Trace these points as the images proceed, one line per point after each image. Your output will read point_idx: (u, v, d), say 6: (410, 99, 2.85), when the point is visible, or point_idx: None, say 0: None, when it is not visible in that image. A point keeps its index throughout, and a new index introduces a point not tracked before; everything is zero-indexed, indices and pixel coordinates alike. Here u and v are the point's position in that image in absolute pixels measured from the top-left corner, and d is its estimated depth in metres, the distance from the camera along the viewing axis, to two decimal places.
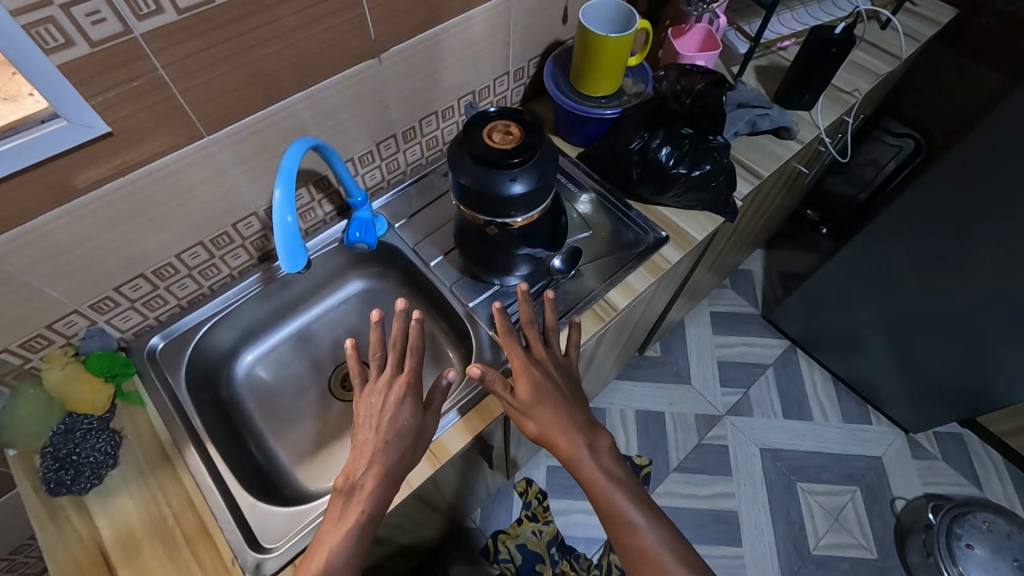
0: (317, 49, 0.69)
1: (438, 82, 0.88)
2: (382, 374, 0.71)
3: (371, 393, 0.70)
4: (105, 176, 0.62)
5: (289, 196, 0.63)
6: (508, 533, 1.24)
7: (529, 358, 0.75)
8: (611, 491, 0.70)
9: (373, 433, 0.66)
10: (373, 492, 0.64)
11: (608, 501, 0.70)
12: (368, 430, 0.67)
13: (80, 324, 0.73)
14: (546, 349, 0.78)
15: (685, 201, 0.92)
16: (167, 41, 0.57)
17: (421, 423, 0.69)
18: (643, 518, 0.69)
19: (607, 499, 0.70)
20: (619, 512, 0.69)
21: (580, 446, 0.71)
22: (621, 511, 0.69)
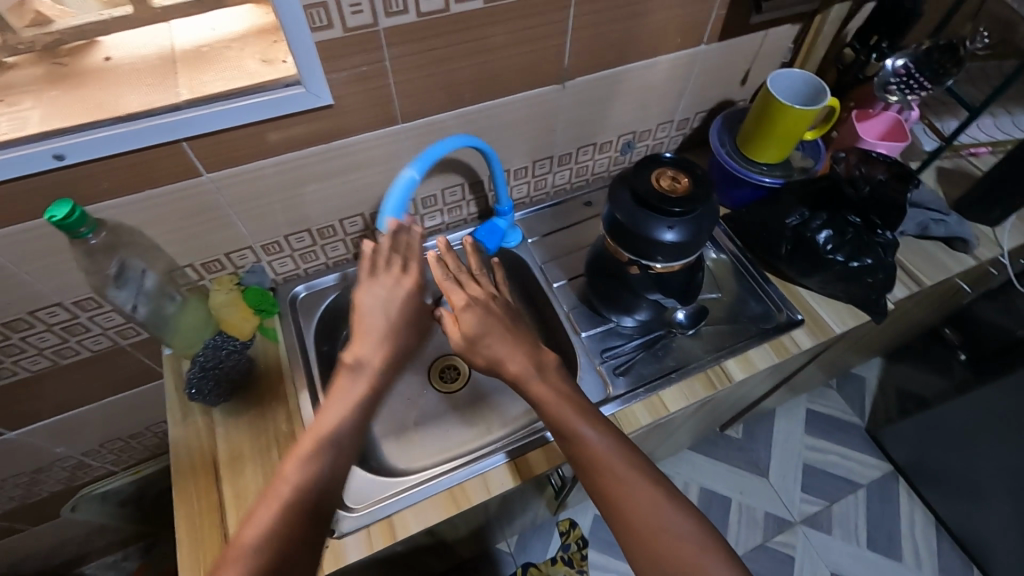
0: (514, 68, 0.75)
1: (606, 117, 0.91)
2: (392, 266, 0.70)
3: (373, 283, 0.68)
4: (313, 141, 0.71)
5: (418, 172, 0.71)
6: None
7: (470, 296, 0.69)
8: (586, 433, 0.65)
9: (382, 320, 0.68)
10: (377, 373, 0.67)
11: (580, 439, 0.65)
12: (375, 318, 0.68)
13: (249, 259, 0.83)
14: (479, 285, 0.71)
15: (831, 289, 0.87)
16: (401, 38, 0.64)
17: (419, 309, 0.71)
18: (620, 457, 0.64)
19: (581, 436, 0.65)
20: (594, 451, 0.64)
21: (538, 382, 0.68)
22: (601, 451, 0.64)
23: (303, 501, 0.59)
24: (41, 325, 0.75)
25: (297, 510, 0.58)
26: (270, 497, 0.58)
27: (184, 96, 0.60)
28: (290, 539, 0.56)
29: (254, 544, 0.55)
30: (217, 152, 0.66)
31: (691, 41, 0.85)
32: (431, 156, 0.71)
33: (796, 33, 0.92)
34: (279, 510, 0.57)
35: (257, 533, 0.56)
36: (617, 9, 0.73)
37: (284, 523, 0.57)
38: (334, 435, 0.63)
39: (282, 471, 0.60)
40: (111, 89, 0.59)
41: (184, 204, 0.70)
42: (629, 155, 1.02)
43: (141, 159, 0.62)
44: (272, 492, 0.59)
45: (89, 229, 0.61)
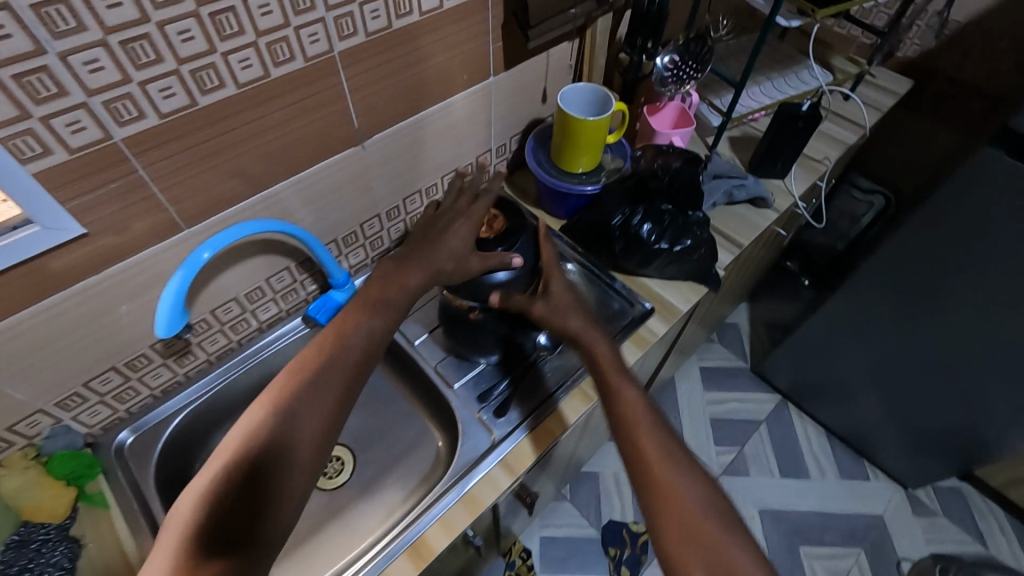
0: (300, 142, 0.70)
1: (421, 163, 0.90)
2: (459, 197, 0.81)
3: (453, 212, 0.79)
4: (78, 275, 0.61)
5: (192, 266, 0.61)
6: None
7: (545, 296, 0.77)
8: (620, 385, 0.68)
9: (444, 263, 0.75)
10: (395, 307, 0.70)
11: (612, 389, 0.68)
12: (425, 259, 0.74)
13: (45, 423, 0.69)
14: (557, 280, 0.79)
15: (670, 272, 0.93)
16: (149, 143, 0.57)
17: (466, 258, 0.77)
18: (643, 410, 0.65)
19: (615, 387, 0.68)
20: (623, 395, 0.67)
21: (595, 342, 0.73)
22: (628, 400, 0.67)
23: (266, 433, 0.57)
24: None
25: (260, 443, 0.56)
26: (236, 429, 0.58)
27: None
28: (253, 470, 0.55)
29: (217, 471, 0.54)
30: None
31: (479, 75, 0.86)
32: (220, 241, 0.63)
33: (575, 47, 0.98)
34: (243, 447, 0.56)
35: (222, 465, 0.54)
36: (390, 62, 0.72)
37: (243, 450, 0.55)
38: (309, 380, 0.61)
39: (248, 412, 0.59)
40: None
41: None
42: None
43: None
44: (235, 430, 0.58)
45: None
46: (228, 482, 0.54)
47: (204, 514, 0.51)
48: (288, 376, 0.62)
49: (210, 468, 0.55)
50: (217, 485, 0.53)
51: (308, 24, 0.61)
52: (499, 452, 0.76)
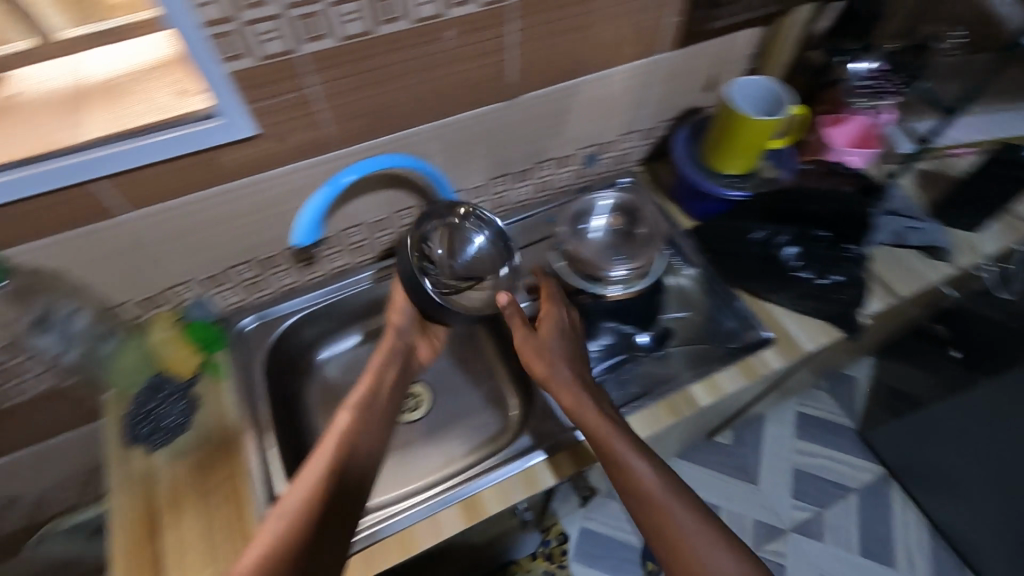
0: (456, 86, 0.71)
1: (562, 131, 0.87)
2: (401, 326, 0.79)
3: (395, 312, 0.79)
4: (242, 172, 0.66)
5: (337, 185, 0.65)
6: None
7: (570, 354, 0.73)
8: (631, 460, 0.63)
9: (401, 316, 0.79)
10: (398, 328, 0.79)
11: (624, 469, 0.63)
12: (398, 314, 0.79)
13: (191, 293, 0.79)
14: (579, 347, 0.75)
15: (801, 305, 0.83)
16: (326, 63, 0.60)
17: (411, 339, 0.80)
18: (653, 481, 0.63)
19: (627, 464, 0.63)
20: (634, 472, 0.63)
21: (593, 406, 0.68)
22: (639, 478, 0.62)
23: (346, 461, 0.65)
24: None
25: (344, 465, 0.64)
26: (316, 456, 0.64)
27: (93, 134, 0.56)
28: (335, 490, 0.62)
29: (306, 488, 0.61)
30: (138, 189, 0.62)
31: (647, 50, 0.81)
32: (365, 167, 0.67)
33: (759, 36, 0.88)
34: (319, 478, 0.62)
35: (302, 491, 0.60)
36: (561, 20, 0.70)
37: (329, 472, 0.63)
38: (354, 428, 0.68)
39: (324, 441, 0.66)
40: (17, 128, 0.56)
41: (114, 243, 0.66)
42: (594, 167, 0.99)
43: (54, 203, 0.59)
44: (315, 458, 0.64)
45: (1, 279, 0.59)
46: (306, 511, 0.59)
47: (299, 526, 0.58)
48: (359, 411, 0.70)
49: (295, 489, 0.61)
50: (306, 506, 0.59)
51: None
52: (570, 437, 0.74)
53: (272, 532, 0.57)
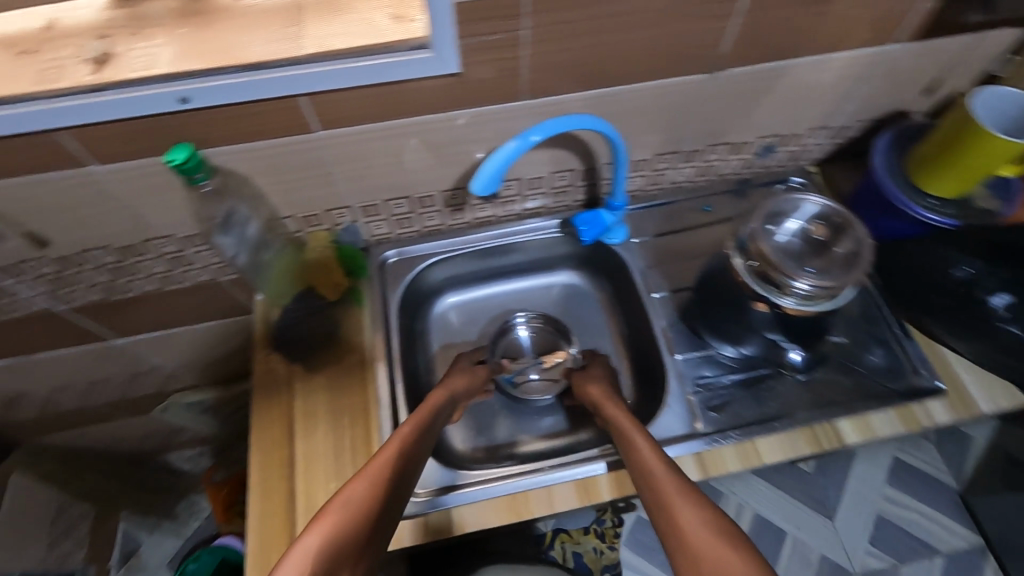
0: (663, 50, 0.65)
1: (750, 116, 0.79)
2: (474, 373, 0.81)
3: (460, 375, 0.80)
4: (430, 109, 0.65)
5: (527, 142, 0.62)
6: (570, 536, 1.22)
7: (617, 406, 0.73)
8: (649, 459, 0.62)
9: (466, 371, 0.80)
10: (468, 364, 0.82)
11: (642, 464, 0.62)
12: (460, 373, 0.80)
13: (346, 219, 0.80)
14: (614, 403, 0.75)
15: (988, 360, 0.73)
16: (547, 4, 0.56)
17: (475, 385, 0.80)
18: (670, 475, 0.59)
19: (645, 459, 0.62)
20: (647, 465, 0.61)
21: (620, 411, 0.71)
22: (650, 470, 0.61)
23: (418, 451, 0.65)
24: (151, 253, 0.78)
25: (415, 454, 0.64)
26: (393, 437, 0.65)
27: (309, 49, 0.56)
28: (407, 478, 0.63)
29: (385, 464, 0.61)
30: (333, 110, 0.61)
31: (882, 37, 0.70)
32: (554, 128, 0.63)
33: (1013, 39, 0.75)
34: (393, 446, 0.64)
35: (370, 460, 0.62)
36: None
37: (406, 456, 0.63)
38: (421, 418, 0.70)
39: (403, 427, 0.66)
40: (237, 31, 0.57)
41: (295, 159, 0.67)
42: (766, 159, 0.90)
43: (258, 111, 0.59)
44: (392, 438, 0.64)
45: (205, 175, 0.60)
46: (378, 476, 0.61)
47: (380, 496, 0.58)
48: (430, 415, 0.70)
49: (376, 462, 0.61)
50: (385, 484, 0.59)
51: None
52: (700, 443, 0.71)
53: (352, 494, 0.58)
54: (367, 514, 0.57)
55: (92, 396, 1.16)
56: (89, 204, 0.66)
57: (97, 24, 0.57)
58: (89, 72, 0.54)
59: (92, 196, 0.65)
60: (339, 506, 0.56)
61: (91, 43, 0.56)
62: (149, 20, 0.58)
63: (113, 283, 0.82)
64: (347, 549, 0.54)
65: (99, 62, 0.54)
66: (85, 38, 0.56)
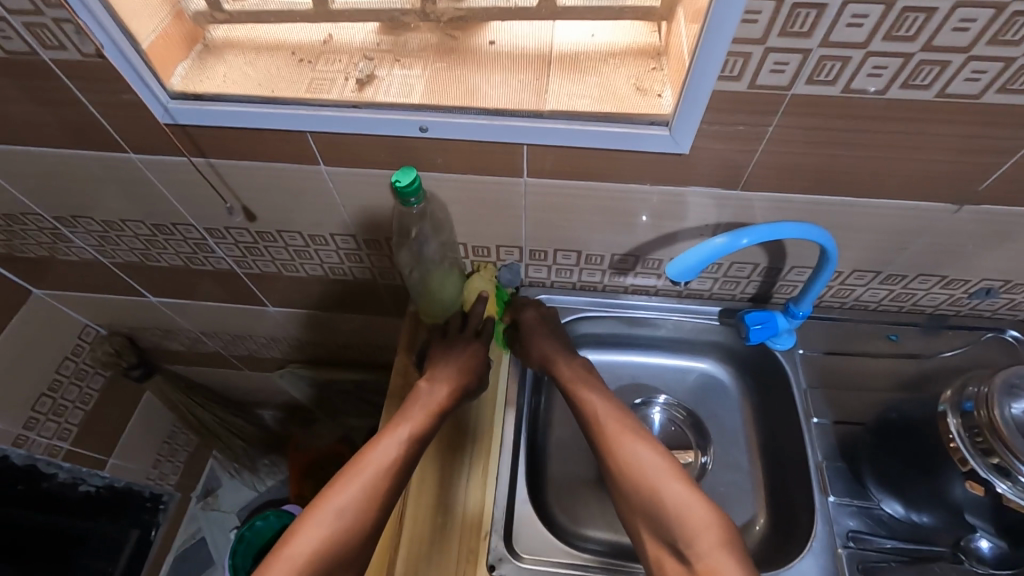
0: (911, 172, 0.58)
1: (982, 256, 0.69)
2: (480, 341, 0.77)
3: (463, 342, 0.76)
4: (638, 179, 0.63)
5: (740, 242, 0.58)
6: None
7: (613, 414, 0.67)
8: (626, 446, 0.63)
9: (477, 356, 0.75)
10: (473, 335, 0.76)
11: (617, 451, 0.64)
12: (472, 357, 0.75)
13: (512, 257, 0.81)
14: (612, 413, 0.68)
15: None
16: (807, 108, 0.52)
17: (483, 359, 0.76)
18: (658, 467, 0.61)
19: (620, 447, 0.64)
20: (632, 461, 0.62)
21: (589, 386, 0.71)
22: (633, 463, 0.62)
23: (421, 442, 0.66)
24: (332, 245, 0.83)
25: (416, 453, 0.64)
26: (392, 434, 0.64)
27: (550, 105, 0.57)
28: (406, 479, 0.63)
29: (382, 471, 0.61)
30: (547, 163, 0.62)
31: None
32: (767, 232, 0.59)
33: None
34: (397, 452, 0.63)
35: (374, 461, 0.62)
36: None
37: (406, 452, 0.64)
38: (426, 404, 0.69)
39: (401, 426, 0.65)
40: (485, 75, 0.59)
41: (491, 195, 0.69)
42: (979, 301, 0.78)
43: (481, 149, 0.61)
44: (396, 435, 0.64)
45: (418, 200, 0.62)
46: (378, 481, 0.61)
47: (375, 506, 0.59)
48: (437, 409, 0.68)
49: (373, 463, 0.62)
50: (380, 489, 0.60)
51: None
52: None
53: (345, 503, 0.59)
54: (364, 518, 0.58)
55: (231, 345, 1.27)
56: (304, 195, 0.72)
57: (365, 46, 0.63)
58: (352, 89, 0.59)
59: (309, 190, 0.71)
60: (332, 515, 0.58)
61: (358, 63, 0.61)
62: (410, 50, 0.62)
63: (289, 262, 0.90)
64: (345, 555, 0.57)
65: (362, 81, 0.59)
66: (353, 57, 0.61)
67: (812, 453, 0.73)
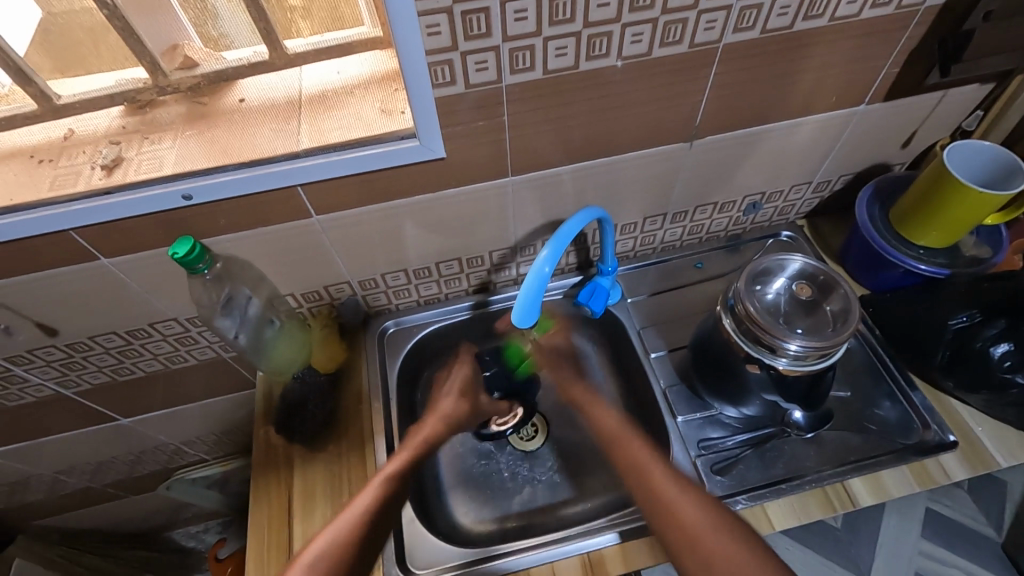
0: (638, 126, 0.68)
1: (733, 177, 0.81)
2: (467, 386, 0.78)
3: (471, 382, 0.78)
4: (418, 190, 0.68)
5: (555, 254, 0.61)
6: None
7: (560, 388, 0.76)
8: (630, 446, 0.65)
9: (434, 413, 0.73)
10: (454, 405, 0.74)
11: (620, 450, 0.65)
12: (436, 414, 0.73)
13: (345, 293, 0.83)
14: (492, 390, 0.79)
15: (999, 410, 0.71)
16: (523, 94, 0.60)
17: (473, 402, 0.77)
18: (658, 468, 0.62)
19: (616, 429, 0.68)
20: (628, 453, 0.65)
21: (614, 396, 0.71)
22: (624, 444, 0.66)
23: (383, 521, 0.62)
24: (156, 335, 0.80)
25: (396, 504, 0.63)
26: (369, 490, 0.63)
27: (304, 144, 0.60)
28: (383, 524, 0.62)
29: (359, 514, 0.61)
30: (328, 197, 0.65)
31: (849, 101, 0.73)
32: (560, 246, 0.61)
33: (985, 93, 0.77)
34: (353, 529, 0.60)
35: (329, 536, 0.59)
36: (764, 65, 0.65)
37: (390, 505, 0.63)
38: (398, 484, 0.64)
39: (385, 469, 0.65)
40: (237, 131, 0.61)
41: (292, 242, 0.70)
42: (753, 216, 0.91)
43: (258, 201, 0.63)
44: (372, 483, 0.63)
45: (207, 265, 0.62)
46: (334, 559, 0.57)
47: (350, 549, 0.58)
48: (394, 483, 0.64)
49: (350, 511, 0.61)
50: (357, 534, 0.60)
51: (711, 11, 0.57)
52: None
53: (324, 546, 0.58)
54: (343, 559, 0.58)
55: (96, 478, 1.14)
56: (98, 293, 0.69)
57: (111, 131, 0.62)
58: (100, 176, 0.59)
59: (102, 286, 0.69)
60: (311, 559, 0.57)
61: (103, 150, 0.60)
62: (158, 125, 0.62)
63: (120, 365, 0.84)
64: None
65: (109, 166, 0.59)
66: (98, 145, 0.61)
67: (655, 382, 0.81)
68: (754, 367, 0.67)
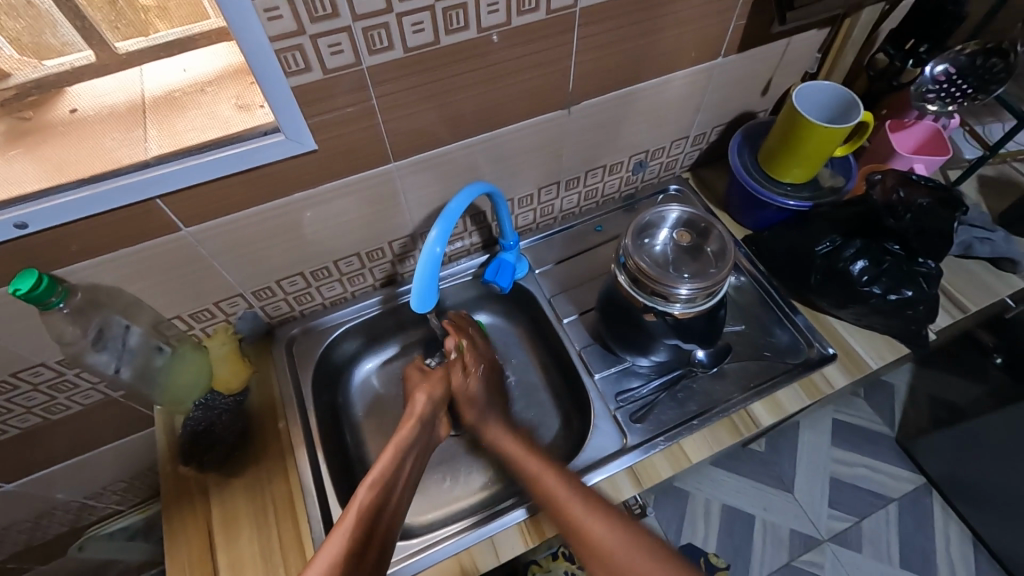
0: (514, 97, 0.69)
1: (615, 139, 0.84)
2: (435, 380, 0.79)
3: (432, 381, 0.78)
4: (296, 186, 0.65)
5: (444, 233, 0.60)
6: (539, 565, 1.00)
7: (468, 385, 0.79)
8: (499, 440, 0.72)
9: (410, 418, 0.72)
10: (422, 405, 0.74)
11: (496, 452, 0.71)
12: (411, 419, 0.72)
13: (240, 306, 0.78)
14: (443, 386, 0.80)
15: (868, 321, 0.79)
16: (386, 75, 0.58)
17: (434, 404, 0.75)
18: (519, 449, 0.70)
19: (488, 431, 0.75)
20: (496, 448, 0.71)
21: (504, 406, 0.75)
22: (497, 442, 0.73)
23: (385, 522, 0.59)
24: (24, 384, 0.72)
25: (391, 502, 0.61)
26: (361, 489, 0.60)
27: (155, 152, 0.55)
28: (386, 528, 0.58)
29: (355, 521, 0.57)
30: (193, 206, 0.61)
31: (708, 55, 0.77)
32: (447, 228, 0.60)
33: (825, 38, 0.84)
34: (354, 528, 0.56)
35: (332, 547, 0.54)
36: (623, 26, 0.67)
37: (387, 492, 0.61)
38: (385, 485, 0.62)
39: (371, 472, 0.62)
40: (72, 145, 0.55)
41: (165, 260, 0.65)
42: (642, 174, 0.95)
43: (111, 222, 0.58)
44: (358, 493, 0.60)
45: (62, 297, 0.56)
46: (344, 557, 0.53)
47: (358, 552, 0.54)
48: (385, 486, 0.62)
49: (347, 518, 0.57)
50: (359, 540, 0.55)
51: None
52: (631, 457, 0.72)
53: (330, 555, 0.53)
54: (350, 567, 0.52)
55: None
56: None
57: None
58: None
59: None
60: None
61: None
62: None
63: None
64: None
65: None
66: None
67: (570, 345, 0.84)
68: (651, 314, 0.71)
